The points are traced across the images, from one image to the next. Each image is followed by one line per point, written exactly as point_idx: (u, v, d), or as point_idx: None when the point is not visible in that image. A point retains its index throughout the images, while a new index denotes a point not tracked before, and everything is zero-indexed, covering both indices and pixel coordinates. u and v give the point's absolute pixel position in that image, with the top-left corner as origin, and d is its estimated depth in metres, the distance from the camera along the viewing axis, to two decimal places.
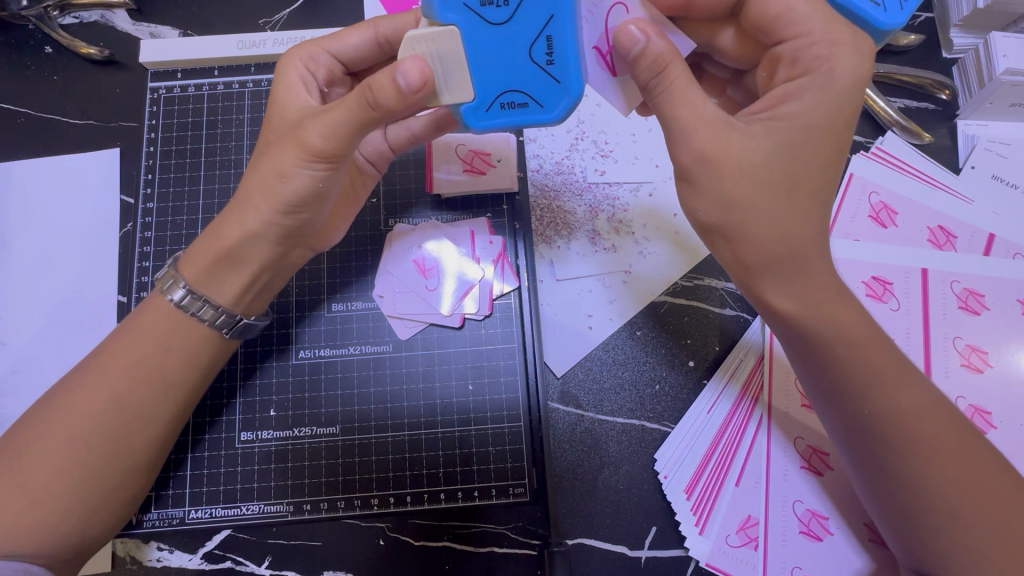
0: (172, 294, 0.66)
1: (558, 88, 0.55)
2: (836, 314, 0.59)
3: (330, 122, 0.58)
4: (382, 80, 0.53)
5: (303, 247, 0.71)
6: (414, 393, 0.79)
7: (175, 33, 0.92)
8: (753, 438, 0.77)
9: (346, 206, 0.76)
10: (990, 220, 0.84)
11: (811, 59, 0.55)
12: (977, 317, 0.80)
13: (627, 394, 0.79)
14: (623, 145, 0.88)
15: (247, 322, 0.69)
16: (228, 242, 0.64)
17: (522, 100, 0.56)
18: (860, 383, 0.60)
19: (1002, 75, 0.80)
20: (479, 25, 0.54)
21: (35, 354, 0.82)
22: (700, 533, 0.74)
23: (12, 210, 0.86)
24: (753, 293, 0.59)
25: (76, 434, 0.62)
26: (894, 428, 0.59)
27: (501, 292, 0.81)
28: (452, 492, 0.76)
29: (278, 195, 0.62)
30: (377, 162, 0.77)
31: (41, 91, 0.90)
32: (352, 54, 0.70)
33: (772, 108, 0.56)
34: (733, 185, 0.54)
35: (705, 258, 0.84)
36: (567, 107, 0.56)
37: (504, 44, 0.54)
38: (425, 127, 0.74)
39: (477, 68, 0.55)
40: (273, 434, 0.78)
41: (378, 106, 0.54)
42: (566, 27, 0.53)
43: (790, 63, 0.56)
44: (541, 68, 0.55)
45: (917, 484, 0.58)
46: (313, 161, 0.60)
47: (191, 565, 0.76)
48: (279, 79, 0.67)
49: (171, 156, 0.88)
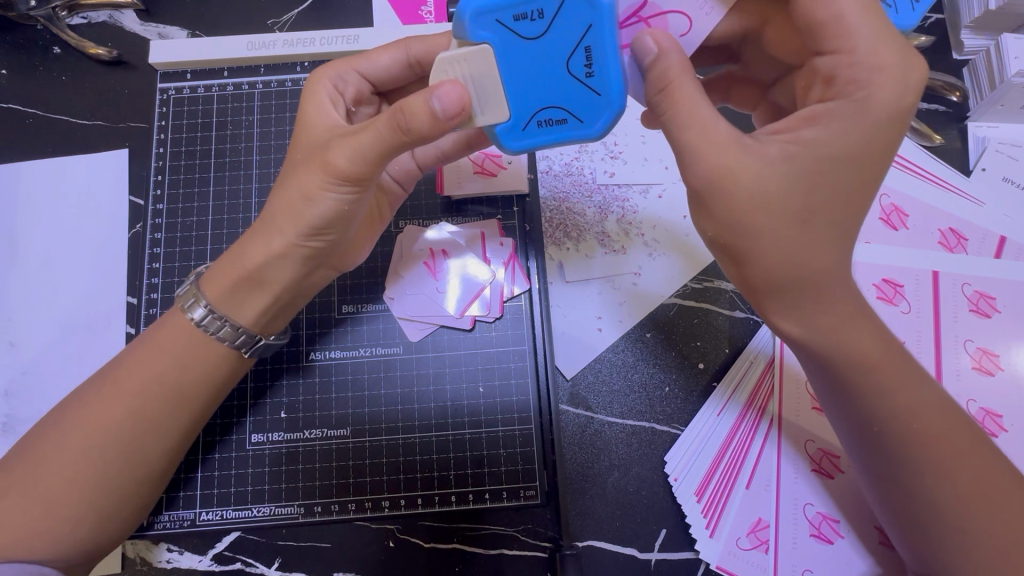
0: (191, 313, 0.66)
1: (599, 102, 0.54)
2: (853, 336, 0.58)
3: (358, 145, 0.57)
4: (416, 103, 0.51)
5: (326, 267, 0.70)
6: (425, 395, 0.79)
7: (184, 34, 0.92)
8: (763, 444, 0.77)
9: (371, 229, 0.75)
10: (1001, 223, 0.83)
11: (847, 83, 0.52)
12: (988, 320, 0.80)
13: (637, 396, 0.79)
14: (633, 147, 0.88)
15: (265, 342, 0.68)
16: (252, 264, 0.64)
17: (561, 116, 0.55)
18: (852, 380, 0.59)
19: (1013, 78, 0.79)
20: (512, 40, 0.53)
21: (45, 355, 0.82)
22: (710, 536, 0.74)
23: (20, 210, 0.86)
24: (804, 305, 0.57)
25: (88, 442, 0.61)
26: (878, 430, 0.60)
27: (511, 293, 0.81)
28: (463, 494, 0.76)
29: (303, 216, 0.61)
30: (403, 181, 0.77)
31: (49, 92, 0.90)
32: (380, 75, 0.70)
33: (794, 129, 0.53)
34: (746, 202, 0.52)
35: (708, 265, 0.83)
36: (607, 123, 0.54)
37: (540, 56, 0.53)
38: (453, 145, 0.75)
39: (512, 87, 0.54)
40: (283, 435, 0.78)
41: (410, 130, 0.53)
42: (606, 36, 0.52)
43: (825, 83, 0.54)
44: (580, 81, 0.53)
45: (913, 483, 0.59)
46: (339, 184, 0.59)
47: (201, 566, 0.76)
48: (308, 95, 0.66)
49: (180, 158, 0.88)
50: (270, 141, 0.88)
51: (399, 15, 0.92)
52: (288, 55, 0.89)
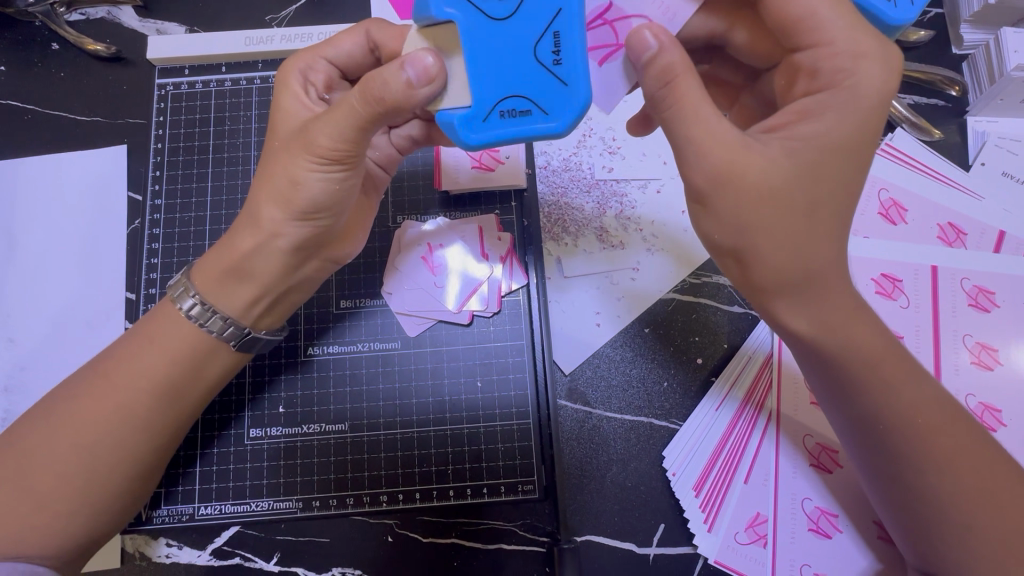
0: (179, 304, 0.66)
1: (566, 91, 0.53)
2: (849, 332, 0.58)
3: (336, 123, 0.57)
4: (389, 74, 0.51)
5: (321, 258, 0.70)
6: (423, 390, 0.79)
7: (182, 29, 0.92)
8: (761, 440, 0.77)
9: (361, 214, 0.75)
10: (1000, 218, 0.83)
11: (833, 72, 0.52)
12: (986, 315, 0.80)
13: (635, 391, 0.79)
14: (631, 142, 0.87)
15: (254, 336, 0.68)
16: (240, 253, 0.64)
17: (525, 107, 0.53)
18: (850, 378, 0.60)
19: (1013, 71, 0.79)
20: (479, 17, 0.52)
21: (44, 351, 0.82)
22: (708, 531, 0.74)
23: (19, 205, 0.86)
24: (797, 302, 0.57)
25: (82, 438, 0.62)
26: (883, 422, 0.60)
27: (509, 289, 0.81)
28: (461, 489, 0.76)
29: (292, 201, 0.61)
30: (387, 166, 0.76)
31: (48, 88, 0.90)
32: (347, 60, 0.70)
33: (789, 125, 0.54)
34: (744, 195, 0.52)
35: (702, 263, 0.83)
36: (575, 114, 0.53)
37: (505, 37, 0.52)
38: (432, 128, 0.74)
39: (477, 69, 0.53)
40: (282, 430, 0.78)
41: (385, 100, 0.53)
42: (572, 22, 0.52)
43: (810, 76, 0.54)
44: (546, 68, 0.53)
45: (915, 479, 0.59)
46: (323, 163, 0.59)
47: (199, 561, 0.76)
48: (281, 86, 0.67)
49: (178, 153, 0.88)
50: (267, 136, 0.88)
51: (397, 10, 0.91)
52: (285, 51, 0.89)
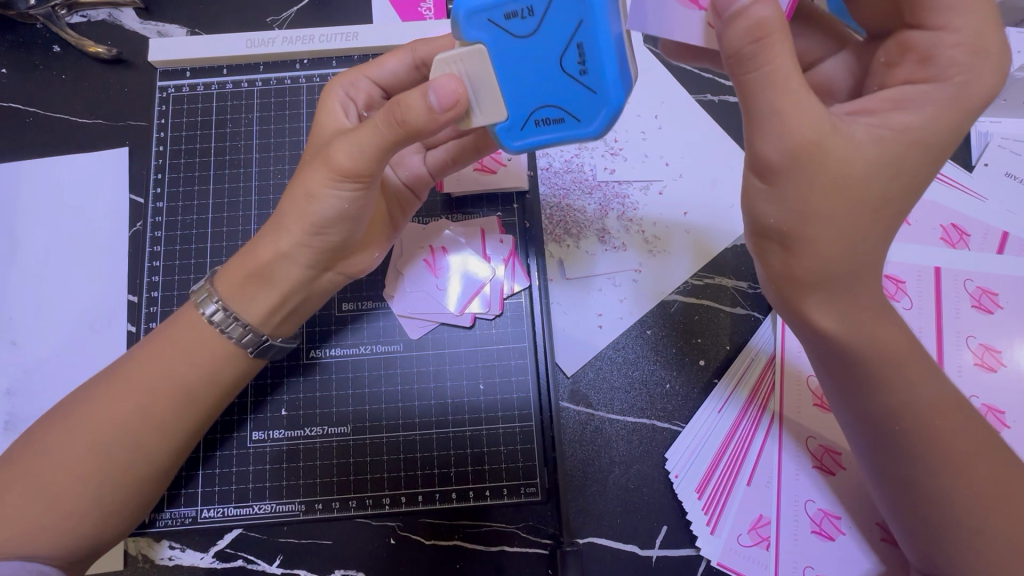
0: (204, 309, 0.66)
1: (594, 99, 0.53)
2: (868, 329, 0.57)
3: (358, 143, 0.57)
4: (411, 98, 0.52)
5: (333, 271, 0.69)
6: (424, 392, 0.79)
7: (184, 32, 0.92)
8: (764, 442, 0.77)
9: (384, 235, 0.74)
10: (1004, 218, 0.83)
11: (948, 65, 0.50)
12: (990, 316, 0.80)
13: (638, 393, 0.79)
14: (633, 143, 0.87)
15: (271, 342, 0.68)
16: (262, 260, 0.65)
17: (558, 115, 0.55)
18: (875, 376, 0.58)
19: (1017, 71, 0.78)
20: (505, 37, 0.53)
21: (47, 354, 0.82)
22: (711, 533, 0.74)
23: (21, 208, 0.86)
24: (804, 306, 0.57)
25: (91, 439, 0.61)
26: (899, 420, 0.59)
27: (511, 291, 0.81)
28: (464, 491, 0.76)
29: (307, 214, 0.61)
30: (416, 186, 0.76)
31: (50, 90, 0.90)
32: (392, 82, 0.71)
33: (884, 112, 0.51)
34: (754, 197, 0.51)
35: (718, 255, 0.83)
36: (605, 122, 0.53)
37: (535, 52, 0.53)
38: (463, 148, 0.75)
39: (510, 87, 0.54)
40: (284, 433, 0.78)
41: (406, 123, 0.53)
42: (597, 33, 0.50)
43: (920, 62, 0.52)
44: (574, 79, 0.53)
45: (923, 482, 0.59)
46: (340, 181, 0.59)
47: (202, 563, 0.76)
48: (320, 104, 0.67)
49: (180, 156, 0.88)
50: (268, 140, 0.88)
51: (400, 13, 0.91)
52: (287, 53, 0.88)
